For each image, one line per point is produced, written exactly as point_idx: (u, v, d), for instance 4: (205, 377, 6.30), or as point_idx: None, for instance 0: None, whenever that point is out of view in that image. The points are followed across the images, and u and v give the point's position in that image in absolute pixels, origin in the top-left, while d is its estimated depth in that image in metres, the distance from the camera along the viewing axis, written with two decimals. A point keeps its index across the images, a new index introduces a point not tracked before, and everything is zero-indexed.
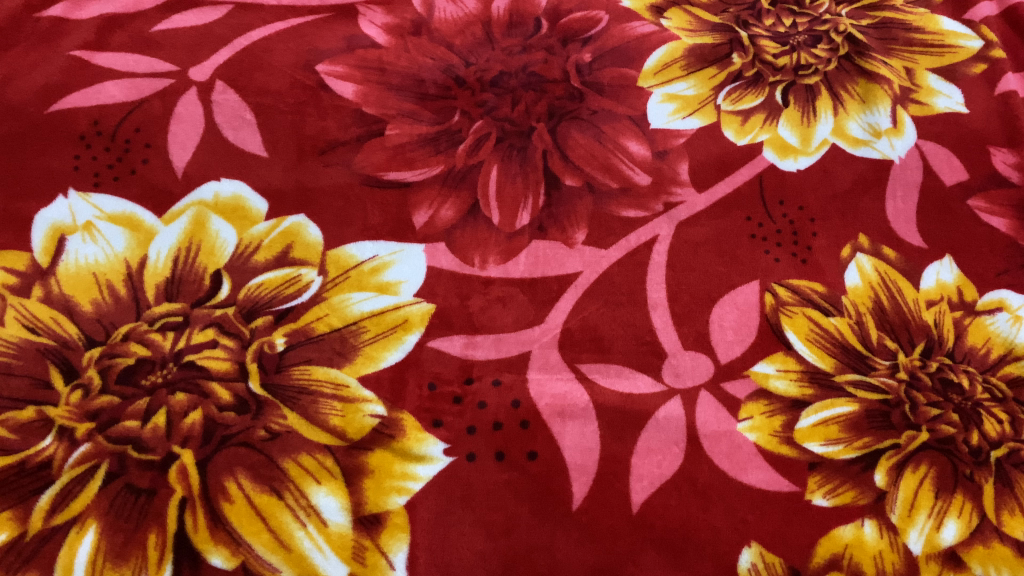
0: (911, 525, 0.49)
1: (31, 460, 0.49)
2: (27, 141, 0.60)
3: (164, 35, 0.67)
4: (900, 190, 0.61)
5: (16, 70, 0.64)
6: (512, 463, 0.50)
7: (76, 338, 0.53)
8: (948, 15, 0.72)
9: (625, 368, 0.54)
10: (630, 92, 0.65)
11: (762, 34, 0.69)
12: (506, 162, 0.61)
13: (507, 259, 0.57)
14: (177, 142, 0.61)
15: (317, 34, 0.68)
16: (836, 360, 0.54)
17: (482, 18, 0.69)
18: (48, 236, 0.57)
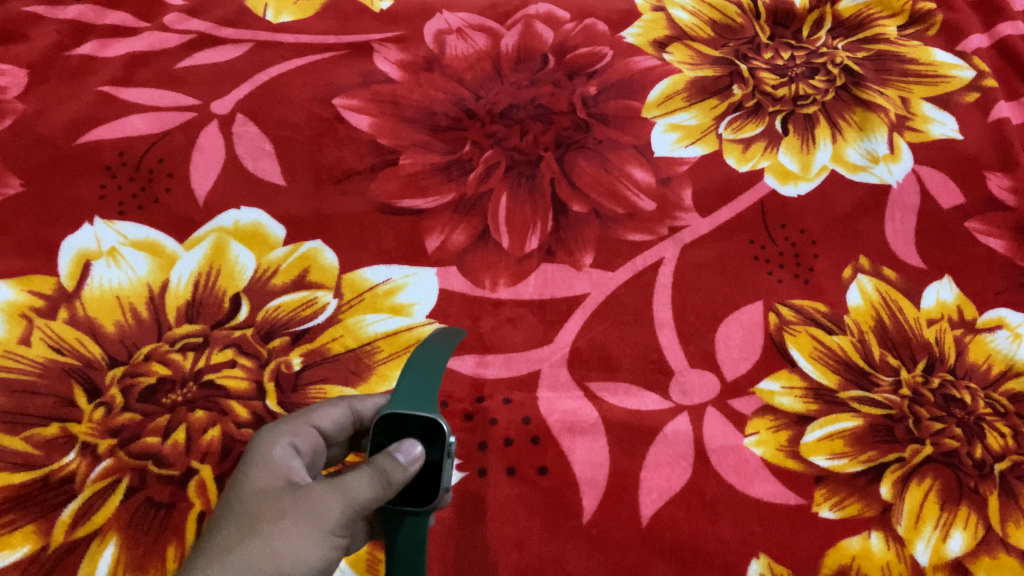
0: (916, 537, 0.50)
1: (54, 475, 0.50)
2: (57, 171, 0.63)
3: (187, 71, 0.70)
4: (899, 214, 0.63)
5: (47, 105, 0.67)
6: (522, 478, 0.51)
7: (99, 358, 0.55)
8: (941, 47, 0.74)
9: (633, 386, 0.55)
10: (634, 122, 0.68)
11: (762, 67, 0.71)
12: (516, 189, 0.63)
13: (517, 281, 0.59)
14: (198, 172, 0.64)
15: (333, 69, 0.70)
16: (840, 377, 0.55)
17: (492, 54, 0.71)
18: (75, 261, 0.59)
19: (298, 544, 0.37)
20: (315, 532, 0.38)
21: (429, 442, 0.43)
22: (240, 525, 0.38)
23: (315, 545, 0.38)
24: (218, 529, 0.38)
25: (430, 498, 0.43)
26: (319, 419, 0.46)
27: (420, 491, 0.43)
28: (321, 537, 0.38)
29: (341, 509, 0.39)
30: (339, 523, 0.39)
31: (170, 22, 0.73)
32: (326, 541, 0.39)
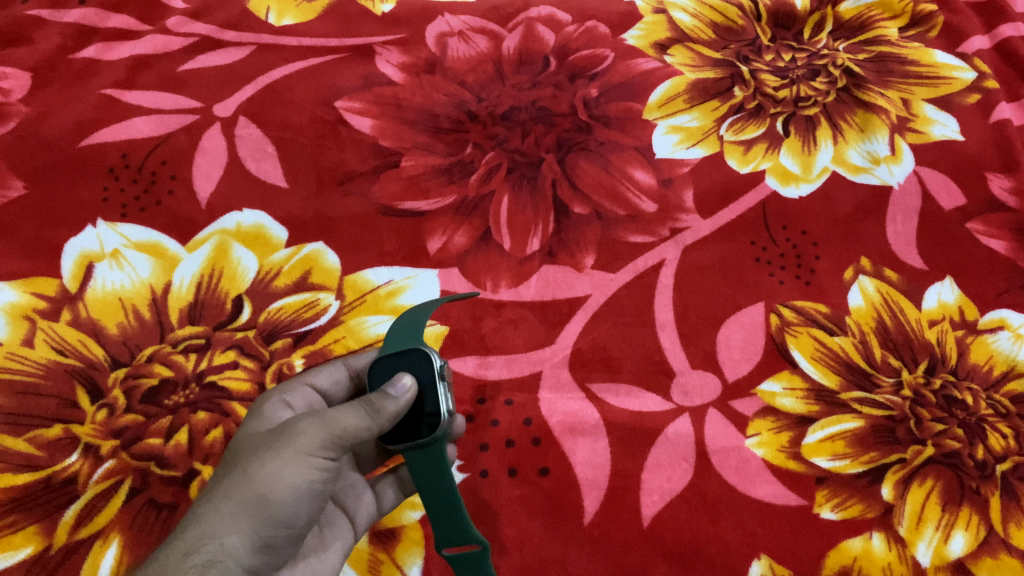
0: (918, 538, 0.50)
1: (57, 476, 0.50)
2: (60, 173, 0.64)
3: (190, 74, 0.70)
4: (900, 215, 0.63)
5: (50, 107, 0.67)
6: (524, 479, 0.52)
7: (102, 360, 0.55)
8: (943, 48, 0.74)
9: (635, 387, 0.55)
10: (636, 124, 0.68)
11: (763, 68, 0.71)
12: (517, 191, 0.63)
13: (519, 283, 0.59)
14: (201, 174, 0.64)
15: (336, 72, 0.70)
16: (841, 378, 0.55)
17: (494, 56, 0.71)
18: (78, 263, 0.59)
19: (274, 470, 0.40)
20: (291, 454, 0.40)
21: (421, 374, 0.45)
22: (230, 464, 0.42)
23: (292, 468, 0.40)
24: (216, 472, 0.42)
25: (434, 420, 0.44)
26: (316, 378, 0.49)
27: (421, 421, 0.44)
28: (296, 459, 0.40)
29: (321, 433, 0.41)
30: (319, 446, 0.41)
31: (173, 25, 0.73)
32: (307, 462, 0.41)
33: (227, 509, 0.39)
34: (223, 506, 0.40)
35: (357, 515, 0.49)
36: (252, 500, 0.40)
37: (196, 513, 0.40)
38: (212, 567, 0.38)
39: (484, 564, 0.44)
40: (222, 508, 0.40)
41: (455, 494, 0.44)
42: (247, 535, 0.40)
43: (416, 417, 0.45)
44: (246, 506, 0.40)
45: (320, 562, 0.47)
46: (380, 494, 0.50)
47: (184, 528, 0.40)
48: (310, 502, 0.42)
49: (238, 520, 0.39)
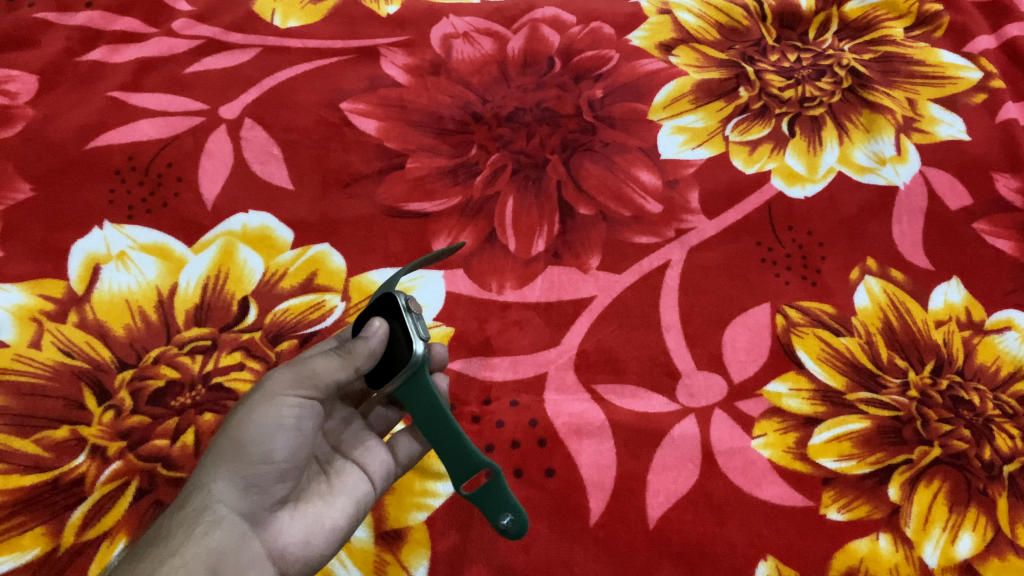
0: (925, 539, 0.49)
1: (65, 477, 0.50)
2: (67, 176, 0.64)
3: (196, 77, 0.70)
4: (906, 216, 0.63)
5: (57, 110, 0.68)
6: (529, 480, 0.52)
7: (109, 361, 0.55)
8: (948, 48, 0.73)
9: (640, 388, 0.55)
10: (641, 125, 0.68)
11: (768, 68, 0.71)
12: (522, 193, 0.63)
13: (524, 284, 0.59)
14: (207, 176, 0.64)
15: (341, 74, 0.71)
16: (847, 379, 0.55)
17: (499, 58, 0.71)
18: (84, 265, 0.59)
19: (248, 416, 0.45)
20: (261, 398, 0.45)
21: (389, 315, 0.47)
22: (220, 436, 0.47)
23: (263, 407, 0.45)
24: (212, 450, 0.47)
25: (405, 349, 0.46)
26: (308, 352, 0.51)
27: (394, 356, 0.46)
28: (267, 401, 0.45)
29: (288, 377, 0.46)
30: (287, 385, 0.46)
31: (179, 28, 0.73)
32: (277, 401, 0.45)
33: (211, 462, 0.44)
34: (209, 462, 0.44)
35: (373, 473, 0.50)
36: (231, 446, 0.44)
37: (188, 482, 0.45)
38: (205, 512, 0.42)
39: (502, 491, 0.44)
40: (208, 463, 0.44)
41: (449, 419, 0.45)
42: (233, 480, 0.44)
43: (394, 353, 0.46)
44: (229, 454, 0.44)
45: (327, 506, 0.47)
46: (394, 446, 0.51)
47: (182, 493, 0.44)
48: (292, 442, 0.46)
49: (221, 467, 0.44)
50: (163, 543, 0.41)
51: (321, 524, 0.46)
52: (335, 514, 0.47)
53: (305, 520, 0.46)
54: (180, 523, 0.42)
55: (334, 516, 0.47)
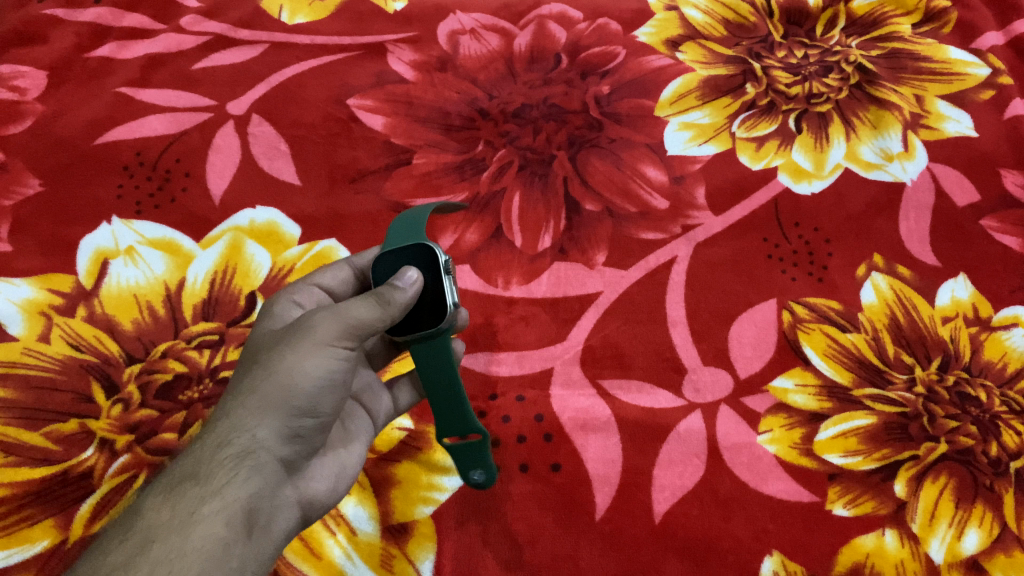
0: (931, 535, 0.49)
1: (74, 470, 0.51)
2: (75, 171, 0.64)
3: (204, 72, 0.71)
4: (913, 212, 0.63)
5: (66, 106, 0.68)
6: (535, 474, 0.52)
7: (117, 356, 0.55)
8: (956, 44, 0.73)
9: (646, 384, 0.55)
10: (647, 121, 0.68)
11: (775, 65, 0.71)
12: (528, 188, 0.63)
13: (530, 280, 0.59)
14: (214, 171, 0.64)
15: (348, 70, 0.71)
16: (854, 375, 0.55)
17: (505, 54, 0.71)
18: (92, 259, 0.60)
19: (296, 360, 0.42)
20: (310, 346, 0.42)
21: (424, 266, 0.47)
22: (249, 365, 0.44)
23: (312, 357, 0.42)
24: (235, 375, 0.44)
25: (438, 314, 0.46)
26: (323, 279, 0.51)
27: (427, 313, 0.46)
28: (317, 349, 0.42)
29: (341, 322, 0.42)
30: (338, 335, 0.42)
31: (187, 24, 0.74)
32: (326, 352, 0.42)
33: (251, 402, 0.41)
34: (248, 400, 0.41)
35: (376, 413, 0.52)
36: (276, 392, 0.41)
37: (220, 414, 0.42)
38: (246, 458, 0.40)
39: (483, 456, 0.48)
40: (247, 404, 0.41)
41: (459, 390, 0.47)
42: (275, 425, 0.42)
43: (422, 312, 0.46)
44: (271, 398, 0.41)
45: (347, 453, 0.49)
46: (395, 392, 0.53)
47: (214, 426, 0.42)
48: (333, 392, 0.43)
49: (264, 411, 0.41)
50: (203, 482, 0.39)
51: (345, 473, 0.48)
52: (355, 461, 0.49)
53: (331, 465, 0.47)
54: (221, 466, 0.40)
55: (353, 462, 0.49)
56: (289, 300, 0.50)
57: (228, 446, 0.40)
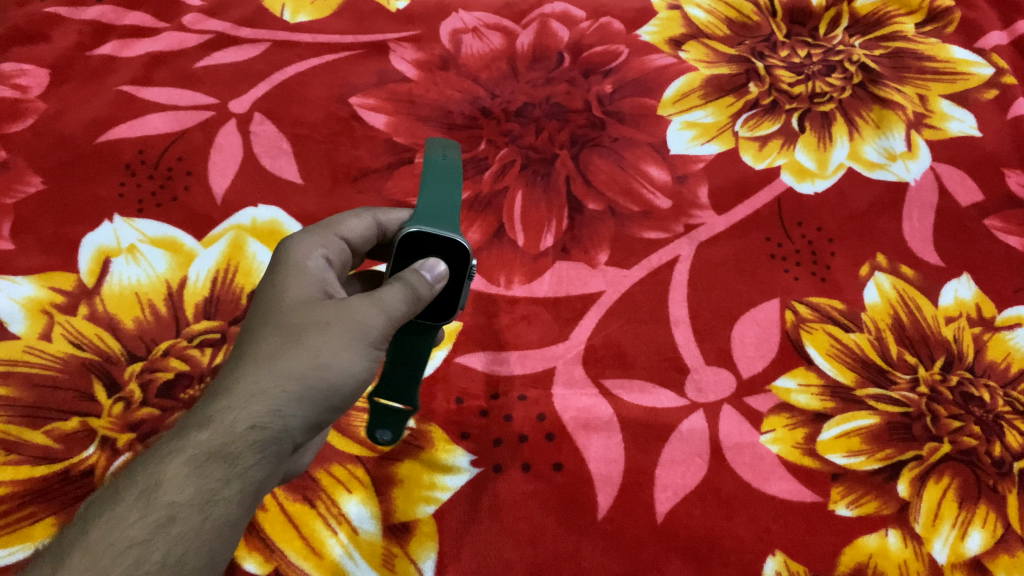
0: (935, 535, 0.49)
1: (75, 468, 0.51)
2: (77, 169, 0.64)
3: (206, 71, 0.70)
4: (916, 211, 0.62)
5: (68, 104, 0.68)
6: (537, 474, 0.52)
7: (119, 354, 0.55)
8: (960, 44, 0.73)
9: (648, 383, 0.55)
10: (650, 120, 0.68)
11: (778, 64, 0.71)
12: (531, 187, 0.63)
13: (532, 279, 0.59)
14: (216, 170, 0.64)
15: (350, 69, 0.71)
16: (857, 374, 0.55)
17: (507, 53, 0.71)
18: (94, 257, 0.59)
19: (343, 353, 0.39)
20: (359, 342, 0.40)
21: (451, 260, 0.46)
22: (283, 331, 0.39)
23: (360, 355, 0.40)
24: (256, 334, 0.39)
25: (449, 309, 0.46)
26: (345, 231, 0.48)
27: (441, 308, 0.46)
28: (365, 348, 0.40)
29: (388, 321, 0.41)
30: (382, 335, 0.41)
31: (189, 23, 0.73)
32: (370, 351, 0.40)
33: (293, 386, 0.37)
34: (289, 380, 0.37)
35: None
36: (320, 382, 0.38)
37: (254, 382, 0.37)
38: (275, 444, 0.37)
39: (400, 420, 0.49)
40: (287, 386, 0.37)
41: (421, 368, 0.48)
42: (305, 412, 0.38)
43: (441, 294, 0.46)
44: (313, 387, 0.38)
45: None
46: None
47: (238, 397, 0.37)
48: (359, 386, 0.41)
49: (303, 400, 0.38)
50: (231, 465, 0.35)
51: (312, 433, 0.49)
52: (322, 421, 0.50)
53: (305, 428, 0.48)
54: (251, 453, 0.36)
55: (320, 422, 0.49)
56: (318, 247, 0.45)
57: (264, 429, 0.36)
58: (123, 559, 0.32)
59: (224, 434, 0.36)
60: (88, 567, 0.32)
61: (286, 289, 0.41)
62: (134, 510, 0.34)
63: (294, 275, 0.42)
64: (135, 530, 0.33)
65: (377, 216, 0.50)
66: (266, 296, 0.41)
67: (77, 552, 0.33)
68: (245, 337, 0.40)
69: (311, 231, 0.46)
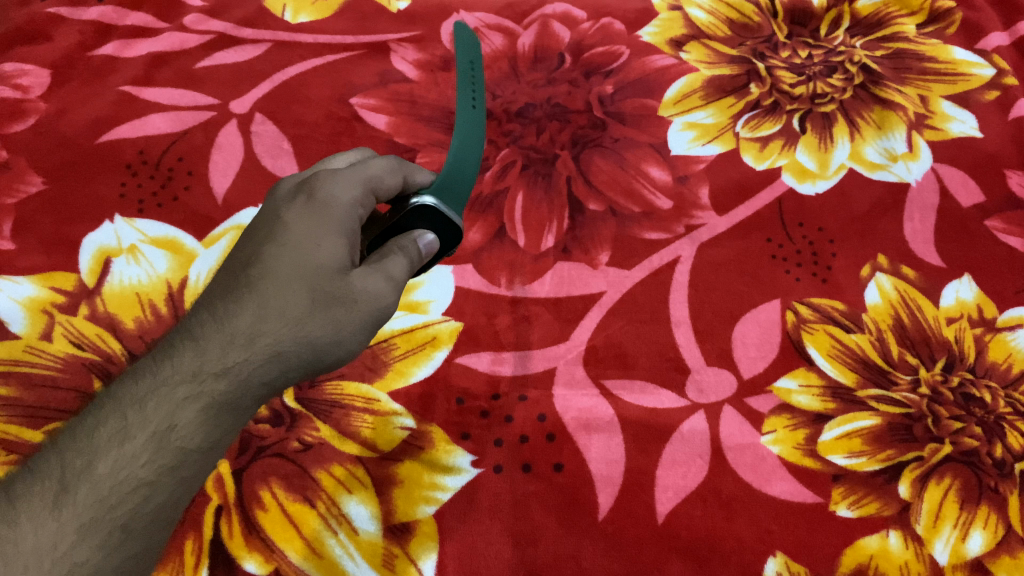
0: (936, 536, 0.49)
1: None
2: (78, 169, 0.64)
3: (207, 71, 0.71)
4: (918, 212, 0.62)
5: (70, 104, 0.68)
6: (538, 474, 0.51)
7: (119, 354, 0.55)
8: (961, 44, 0.73)
9: (649, 384, 0.55)
10: (651, 121, 0.68)
11: (779, 65, 0.71)
12: (532, 188, 0.63)
13: (533, 279, 0.59)
14: (218, 170, 0.64)
15: (351, 69, 0.71)
16: (858, 375, 0.55)
17: (508, 54, 0.71)
18: (95, 258, 0.59)
19: (351, 333, 0.42)
20: (366, 325, 0.43)
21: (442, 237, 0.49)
22: (310, 299, 0.41)
23: (362, 335, 0.43)
24: (281, 286, 0.40)
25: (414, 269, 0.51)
26: (382, 187, 0.46)
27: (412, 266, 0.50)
28: (368, 328, 0.43)
29: (393, 299, 0.44)
30: (383, 318, 0.44)
31: (190, 23, 0.73)
32: (371, 329, 0.44)
33: (304, 355, 0.41)
34: (301, 348, 0.40)
35: None
36: (327, 357, 0.42)
37: (273, 345, 0.40)
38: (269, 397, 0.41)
39: None
40: (300, 354, 0.40)
41: None
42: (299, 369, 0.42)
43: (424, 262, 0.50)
44: (320, 358, 0.41)
45: None
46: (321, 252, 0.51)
47: (257, 357, 0.39)
48: None
49: (306, 366, 0.41)
50: (232, 418, 0.39)
51: None
52: None
53: None
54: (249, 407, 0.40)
55: None
56: (352, 201, 0.44)
57: (268, 388, 0.40)
58: (131, 497, 0.36)
59: (237, 389, 0.39)
60: (98, 501, 0.36)
61: (319, 245, 0.42)
62: (146, 451, 0.37)
63: (325, 229, 0.42)
64: (145, 471, 0.37)
65: (406, 171, 0.49)
66: (296, 241, 0.42)
67: (86, 480, 0.36)
68: (268, 278, 0.41)
69: (348, 180, 0.45)
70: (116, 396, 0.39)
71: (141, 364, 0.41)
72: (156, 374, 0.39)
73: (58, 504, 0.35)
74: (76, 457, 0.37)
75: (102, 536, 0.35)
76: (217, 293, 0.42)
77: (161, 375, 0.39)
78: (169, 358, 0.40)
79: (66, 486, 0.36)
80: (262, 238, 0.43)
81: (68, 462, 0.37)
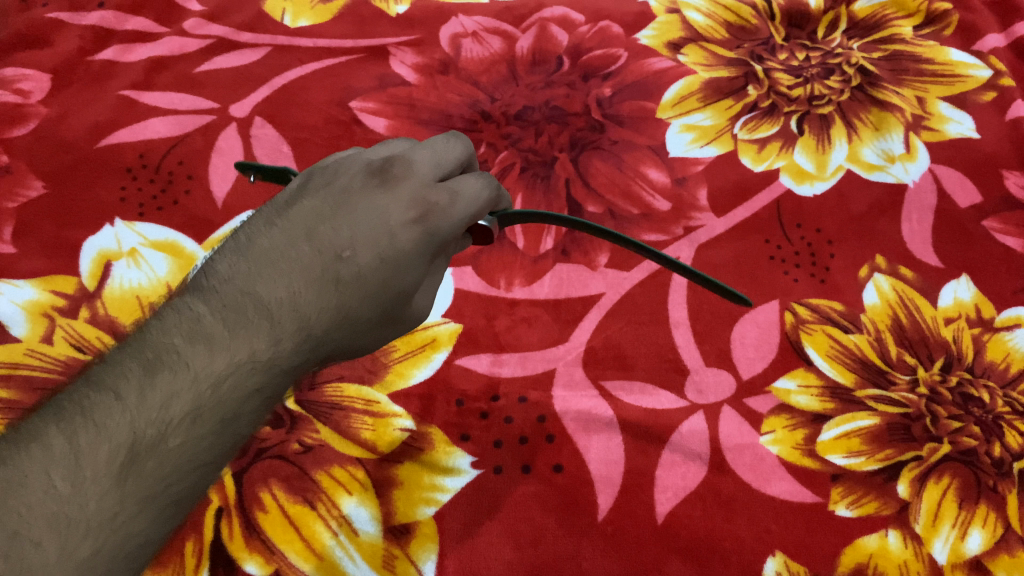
0: (935, 535, 0.49)
1: None
2: (79, 173, 0.64)
3: (207, 75, 0.71)
4: (915, 213, 0.63)
5: (69, 108, 0.68)
6: (538, 475, 0.52)
7: None
8: (958, 46, 0.73)
9: (648, 385, 0.55)
10: (649, 123, 0.68)
11: (777, 67, 0.71)
12: (531, 190, 0.64)
13: (532, 281, 0.60)
14: (217, 173, 0.65)
15: (350, 72, 0.71)
16: (857, 376, 0.55)
17: (507, 57, 0.72)
18: (95, 261, 0.60)
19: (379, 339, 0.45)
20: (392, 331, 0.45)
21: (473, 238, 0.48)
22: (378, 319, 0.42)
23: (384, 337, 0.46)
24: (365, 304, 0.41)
25: None
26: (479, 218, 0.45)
27: None
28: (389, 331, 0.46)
29: (425, 309, 0.46)
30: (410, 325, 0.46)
31: (190, 27, 0.74)
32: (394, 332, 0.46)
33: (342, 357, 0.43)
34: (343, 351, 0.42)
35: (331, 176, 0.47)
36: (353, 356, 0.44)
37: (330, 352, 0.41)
38: None
39: None
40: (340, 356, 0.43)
41: None
42: None
43: None
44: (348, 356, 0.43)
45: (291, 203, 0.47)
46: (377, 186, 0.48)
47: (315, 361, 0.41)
48: None
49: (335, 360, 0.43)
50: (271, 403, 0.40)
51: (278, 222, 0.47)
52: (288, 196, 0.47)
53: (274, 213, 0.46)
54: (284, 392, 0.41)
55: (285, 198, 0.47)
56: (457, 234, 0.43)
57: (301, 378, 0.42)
58: (188, 476, 0.36)
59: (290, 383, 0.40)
60: (161, 477, 0.35)
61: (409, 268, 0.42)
62: (212, 434, 0.37)
63: (421, 255, 0.42)
64: (205, 454, 0.36)
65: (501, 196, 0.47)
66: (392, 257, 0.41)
67: (156, 453, 0.35)
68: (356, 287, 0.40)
69: (464, 212, 0.43)
70: (185, 356, 0.37)
71: (208, 321, 0.38)
72: (234, 351, 0.37)
73: (123, 473, 0.34)
74: (147, 423, 0.35)
75: (157, 511, 0.35)
76: (299, 270, 0.40)
77: (239, 354, 0.37)
78: (245, 334, 0.38)
79: (135, 456, 0.34)
80: (356, 233, 0.41)
81: (137, 427, 0.35)
